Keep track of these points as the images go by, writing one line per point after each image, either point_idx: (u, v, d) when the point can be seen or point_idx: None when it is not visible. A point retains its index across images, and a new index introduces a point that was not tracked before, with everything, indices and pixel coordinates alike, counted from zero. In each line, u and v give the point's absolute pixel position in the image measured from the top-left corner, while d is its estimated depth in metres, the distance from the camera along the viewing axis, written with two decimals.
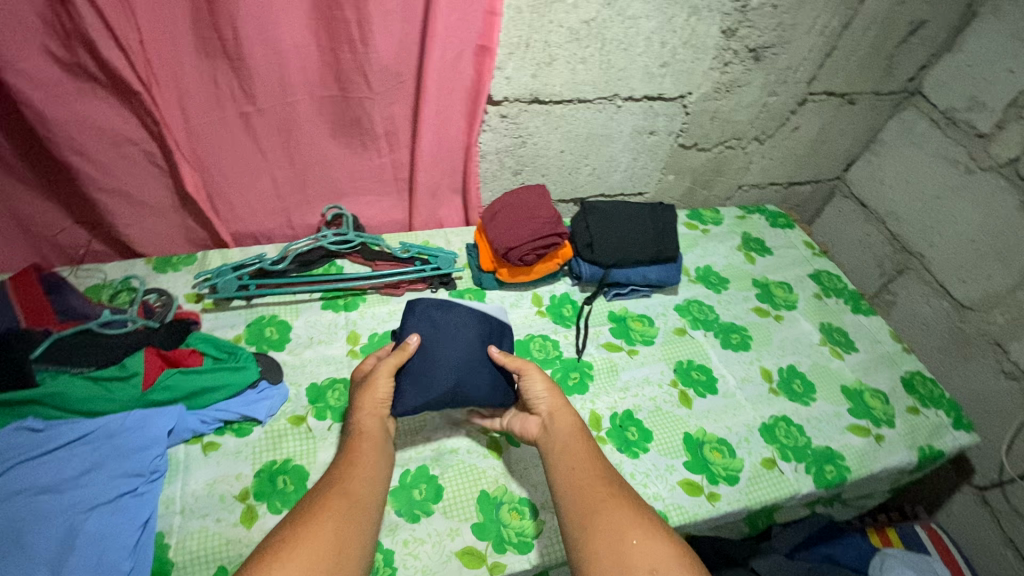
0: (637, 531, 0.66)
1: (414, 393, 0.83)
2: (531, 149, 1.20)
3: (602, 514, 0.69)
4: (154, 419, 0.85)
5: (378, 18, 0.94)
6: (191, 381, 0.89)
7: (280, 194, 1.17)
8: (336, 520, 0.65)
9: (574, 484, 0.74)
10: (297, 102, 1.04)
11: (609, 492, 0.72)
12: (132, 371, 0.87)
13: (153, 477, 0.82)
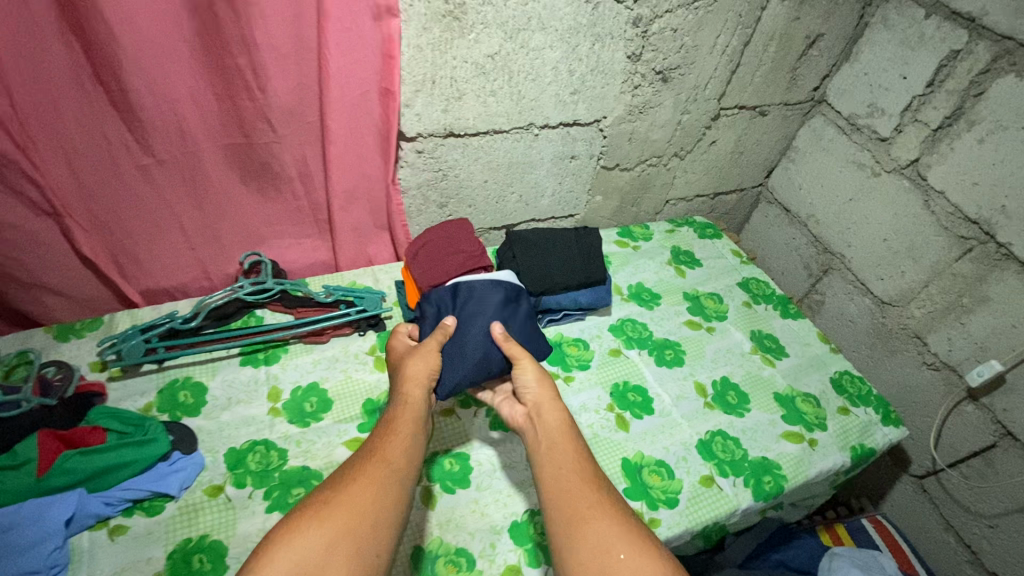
0: (626, 547, 0.66)
1: (451, 370, 0.89)
2: (454, 181, 1.19)
3: (592, 519, 0.69)
4: (52, 508, 0.77)
5: (273, 63, 0.91)
6: (95, 464, 0.82)
7: (192, 246, 1.12)
8: (367, 495, 0.69)
9: (570, 473, 0.75)
10: (199, 150, 0.99)
11: (601, 501, 0.72)
12: (24, 458, 0.79)
13: (52, 573, 0.74)
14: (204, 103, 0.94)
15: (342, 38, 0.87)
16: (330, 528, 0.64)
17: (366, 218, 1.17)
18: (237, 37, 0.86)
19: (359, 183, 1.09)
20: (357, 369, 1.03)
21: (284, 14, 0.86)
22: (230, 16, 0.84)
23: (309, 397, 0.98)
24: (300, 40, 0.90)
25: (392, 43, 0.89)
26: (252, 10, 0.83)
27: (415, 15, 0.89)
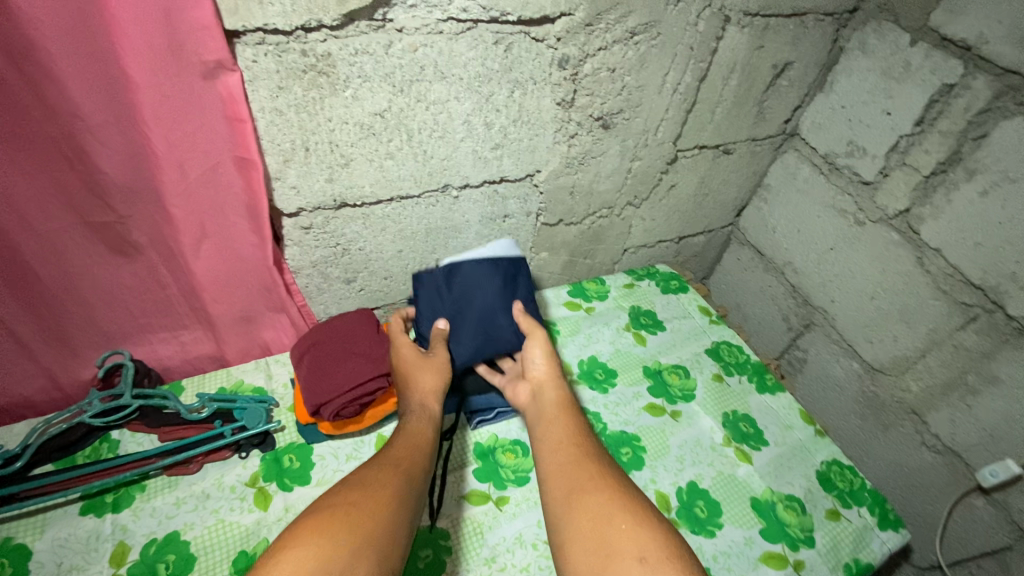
0: (626, 517, 0.64)
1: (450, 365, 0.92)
2: (360, 255, 0.98)
3: (591, 492, 0.68)
4: None
5: (85, 135, 0.66)
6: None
7: (31, 353, 0.86)
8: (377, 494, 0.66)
9: (567, 455, 0.75)
10: (15, 245, 0.73)
11: (601, 476, 0.70)
12: None
13: None
14: (9, 186, 0.68)
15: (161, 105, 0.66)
16: (359, 521, 0.61)
17: (255, 304, 0.95)
18: (30, 102, 0.62)
19: (236, 268, 0.87)
20: (232, 508, 0.83)
21: (90, 76, 0.62)
22: (13, 78, 0.59)
23: (165, 556, 0.77)
24: (123, 104, 0.65)
25: (238, 104, 0.69)
26: (40, 70, 0.59)
27: (264, 72, 0.69)
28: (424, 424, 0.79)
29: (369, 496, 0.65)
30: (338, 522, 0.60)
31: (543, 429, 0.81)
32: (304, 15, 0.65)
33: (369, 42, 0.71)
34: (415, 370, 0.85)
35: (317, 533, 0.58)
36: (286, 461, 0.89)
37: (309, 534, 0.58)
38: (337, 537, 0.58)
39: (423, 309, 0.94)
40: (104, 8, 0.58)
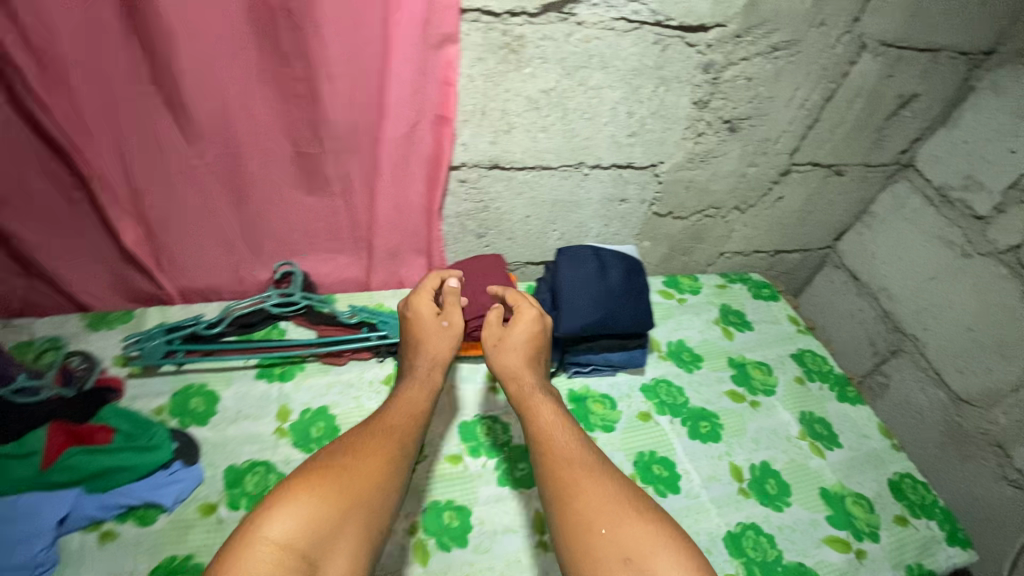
0: (606, 520, 0.67)
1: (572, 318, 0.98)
2: (494, 214, 1.14)
3: (584, 485, 0.71)
4: (49, 505, 0.79)
5: (326, 80, 0.85)
6: (93, 462, 0.82)
7: (232, 250, 1.09)
8: (375, 462, 0.73)
9: (561, 448, 0.77)
10: (245, 160, 0.95)
11: (593, 476, 0.73)
12: (29, 449, 0.81)
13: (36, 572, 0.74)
14: (255, 113, 0.90)
15: (397, 64, 0.84)
16: (349, 486, 0.69)
17: (402, 241, 1.13)
18: (294, 49, 0.82)
19: (401, 208, 1.06)
20: (370, 398, 1.00)
21: (344, 33, 0.81)
22: (289, 27, 0.80)
23: (317, 422, 0.95)
24: (361, 60, 0.84)
25: (451, 71, 0.87)
26: (311, 26, 0.79)
27: (471, 44, 0.86)
28: (419, 394, 0.86)
29: (356, 463, 0.72)
30: (321, 485, 0.68)
31: (536, 418, 0.82)
32: (515, 2, 0.82)
33: (554, 30, 0.87)
34: (427, 337, 0.92)
35: (305, 493, 0.66)
36: None
37: (297, 495, 0.66)
38: (320, 501, 0.66)
39: (564, 272, 1.02)
40: None
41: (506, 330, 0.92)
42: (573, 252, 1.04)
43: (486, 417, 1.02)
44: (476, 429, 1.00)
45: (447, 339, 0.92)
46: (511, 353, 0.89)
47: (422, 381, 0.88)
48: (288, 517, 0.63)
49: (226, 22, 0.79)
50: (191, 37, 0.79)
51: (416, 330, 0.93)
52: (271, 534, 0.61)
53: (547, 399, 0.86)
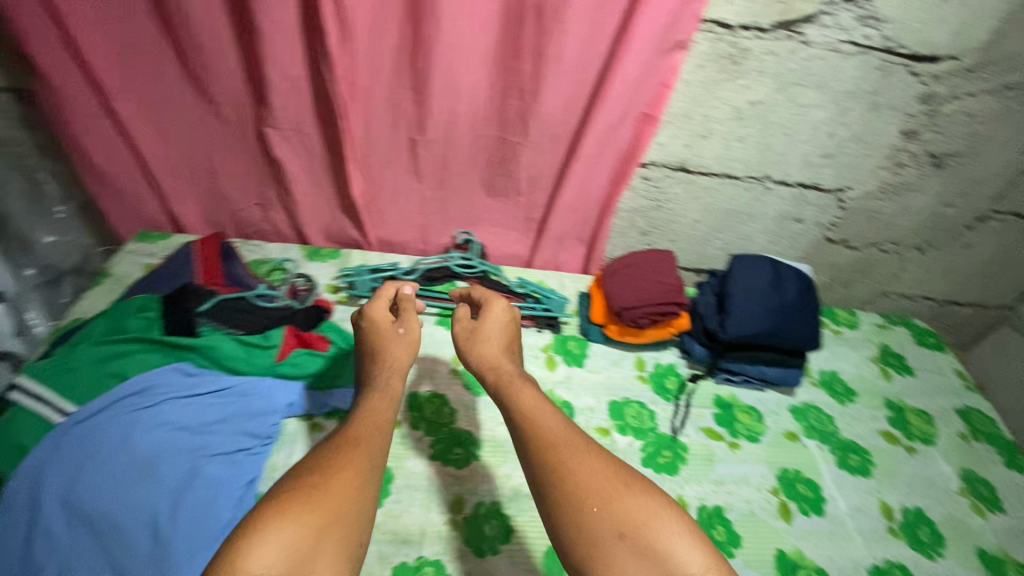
0: (598, 499, 0.63)
1: (739, 322, 1.02)
2: (665, 214, 1.20)
3: (572, 458, 0.66)
4: (280, 391, 0.97)
5: (550, 75, 0.99)
6: (316, 364, 1.01)
7: (424, 210, 1.29)
8: (347, 483, 0.63)
9: (545, 426, 0.71)
10: (458, 135, 1.14)
11: (578, 451, 0.68)
12: (272, 342, 1.00)
13: (266, 441, 0.93)
14: (477, 98, 1.07)
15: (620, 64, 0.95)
16: (322, 506, 0.60)
17: (572, 226, 1.24)
18: (529, 48, 0.97)
19: (584, 196, 1.16)
20: (530, 361, 1.10)
21: (577, 37, 0.93)
22: (532, 28, 0.94)
23: None
24: (584, 62, 0.97)
25: (671, 74, 0.94)
26: (556, 27, 0.92)
27: (697, 52, 0.92)
28: (386, 404, 0.77)
29: (332, 483, 0.63)
30: (305, 509, 0.59)
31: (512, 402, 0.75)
32: (751, 17, 0.88)
33: (780, 46, 0.91)
34: (388, 342, 0.85)
35: (279, 528, 0.56)
36: (569, 345, 1.14)
37: (277, 518, 0.57)
38: (309, 528, 0.58)
39: (738, 276, 1.05)
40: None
41: (478, 322, 0.90)
42: (748, 260, 1.08)
43: (635, 402, 1.07)
44: (625, 410, 1.05)
45: (409, 342, 0.86)
46: (486, 343, 0.86)
47: (384, 390, 0.79)
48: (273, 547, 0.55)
49: (480, 21, 0.94)
50: (453, 27, 0.95)
51: (376, 338, 0.86)
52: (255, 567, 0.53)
53: (526, 381, 0.80)
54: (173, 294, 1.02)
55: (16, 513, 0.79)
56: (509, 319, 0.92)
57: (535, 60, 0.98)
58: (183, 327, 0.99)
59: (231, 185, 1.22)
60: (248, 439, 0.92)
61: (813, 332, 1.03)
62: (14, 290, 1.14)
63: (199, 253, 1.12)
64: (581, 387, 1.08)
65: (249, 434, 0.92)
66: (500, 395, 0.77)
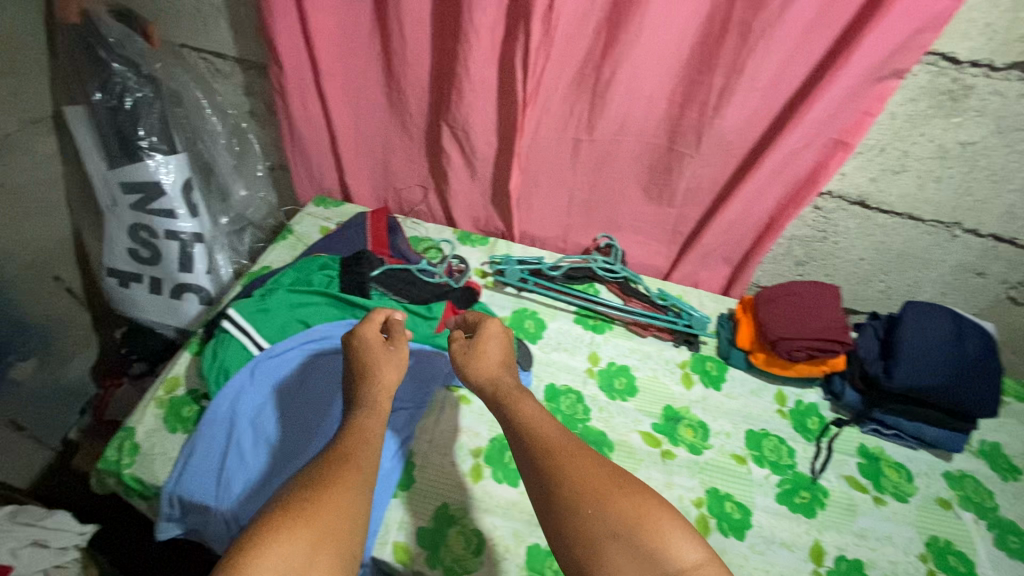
0: (592, 497, 0.58)
1: (909, 372, 0.95)
2: (828, 247, 1.15)
3: (563, 457, 0.62)
4: (437, 360, 1.04)
5: (741, 91, 0.98)
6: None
7: (572, 211, 1.32)
8: (340, 499, 0.59)
9: (536, 430, 0.67)
10: (623, 141, 1.16)
11: (570, 454, 0.63)
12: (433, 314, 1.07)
13: (419, 405, 1.00)
14: (653, 107, 1.08)
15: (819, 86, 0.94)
16: (317, 520, 0.55)
17: (722, 244, 1.23)
18: (726, 62, 0.96)
19: (746, 217, 1.15)
20: (666, 374, 1.10)
21: (779, 55, 0.92)
22: (732, 42, 0.93)
23: (620, 376, 1.08)
24: (780, 80, 0.96)
25: (877, 101, 0.90)
26: (762, 44, 0.91)
27: (912, 84, 0.89)
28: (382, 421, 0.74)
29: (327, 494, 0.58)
30: (302, 520, 0.54)
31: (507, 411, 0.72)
32: (986, 54, 0.83)
33: (1013, 87, 0.84)
34: (379, 359, 0.85)
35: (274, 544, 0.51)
36: (708, 366, 1.13)
37: (272, 537, 0.52)
38: (304, 544, 0.52)
39: (909, 323, 1.00)
40: (837, 18, 0.86)
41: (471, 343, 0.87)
42: (923, 309, 1.02)
43: (773, 435, 1.04)
44: (763, 441, 1.03)
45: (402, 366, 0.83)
46: (477, 359, 0.83)
47: (379, 407, 0.76)
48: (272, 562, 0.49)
49: (679, 31, 0.95)
50: (653, 33, 0.96)
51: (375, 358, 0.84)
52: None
53: (517, 393, 0.76)
54: (351, 258, 1.13)
55: (213, 433, 0.90)
56: (501, 339, 0.89)
57: (728, 74, 0.97)
58: (357, 288, 1.09)
59: (401, 163, 1.31)
60: (397, 401, 0.99)
61: (996, 398, 0.94)
62: (210, 234, 1.32)
63: (372, 223, 1.24)
64: (717, 410, 1.06)
65: (400, 398, 0.99)
66: (503, 402, 0.74)
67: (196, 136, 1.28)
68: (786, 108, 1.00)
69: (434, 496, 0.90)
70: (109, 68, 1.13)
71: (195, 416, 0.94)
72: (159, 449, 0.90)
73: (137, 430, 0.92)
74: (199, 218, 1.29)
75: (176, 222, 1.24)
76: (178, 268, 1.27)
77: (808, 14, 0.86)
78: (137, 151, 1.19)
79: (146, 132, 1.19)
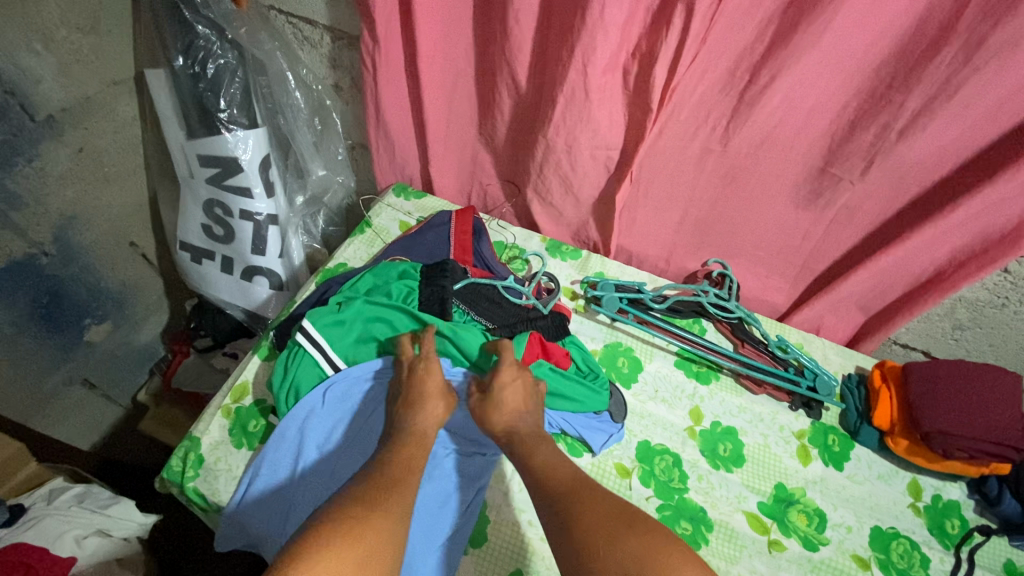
0: (605, 536, 0.58)
1: None
2: (1004, 316, 0.94)
3: (582, 500, 0.63)
4: None
5: (944, 119, 0.77)
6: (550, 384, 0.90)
7: (682, 229, 1.14)
8: (387, 520, 0.59)
9: (556, 472, 0.69)
10: (763, 161, 0.95)
11: (591, 498, 0.64)
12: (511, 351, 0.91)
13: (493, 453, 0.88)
14: (813, 124, 0.87)
15: None
16: (359, 543, 0.54)
17: (863, 292, 1.03)
18: (937, 84, 0.73)
19: (904, 267, 0.95)
20: (778, 444, 0.96)
21: (1015, 82, 0.70)
22: (952, 59, 0.70)
23: (725, 441, 0.95)
24: (1004, 112, 0.74)
25: None
26: (996, 67, 0.69)
27: None
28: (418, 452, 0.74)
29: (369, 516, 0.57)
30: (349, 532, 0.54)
31: (537, 461, 0.71)
32: None
33: None
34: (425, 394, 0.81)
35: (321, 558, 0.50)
36: (829, 439, 0.97)
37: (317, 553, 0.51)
38: (349, 566, 0.51)
39: None
40: None
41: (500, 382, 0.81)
42: None
43: (905, 537, 0.88)
44: (890, 543, 0.87)
45: (429, 398, 0.80)
46: (510, 405, 0.78)
47: (415, 438, 0.75)
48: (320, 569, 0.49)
49: (878, 38, 0.73)
50: (838, 40, 0.75)
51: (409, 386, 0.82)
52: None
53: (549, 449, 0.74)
54: (432, 266, 1.02)
55: (280, 456, 0.82)
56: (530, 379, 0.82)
57: (932, 98, 0.75)
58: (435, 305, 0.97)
59: (492, 156, 1.17)
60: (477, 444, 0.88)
61: None
62: (285, 215, 1.24)
63: (456, 225, 1.11)
64: (837, 496, 0.91)
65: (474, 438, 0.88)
66: (521, 455, 0.73)
67: (277, 109, 1.17)
68: (999, 146, 0.78)
69: (507, 557, 0.81)
70: (193, 31, 1.02)
71: (261, 431, 0.89)
72: (224, 465, 0.85)
73: (203, 441, 0.87)
74: (274, 199, 1.20)
75: (252, 202, 1.16)
76: (251, 250, 1.21)
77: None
78: (215, 125, 1.09)
79: (226, 104, 1.09)
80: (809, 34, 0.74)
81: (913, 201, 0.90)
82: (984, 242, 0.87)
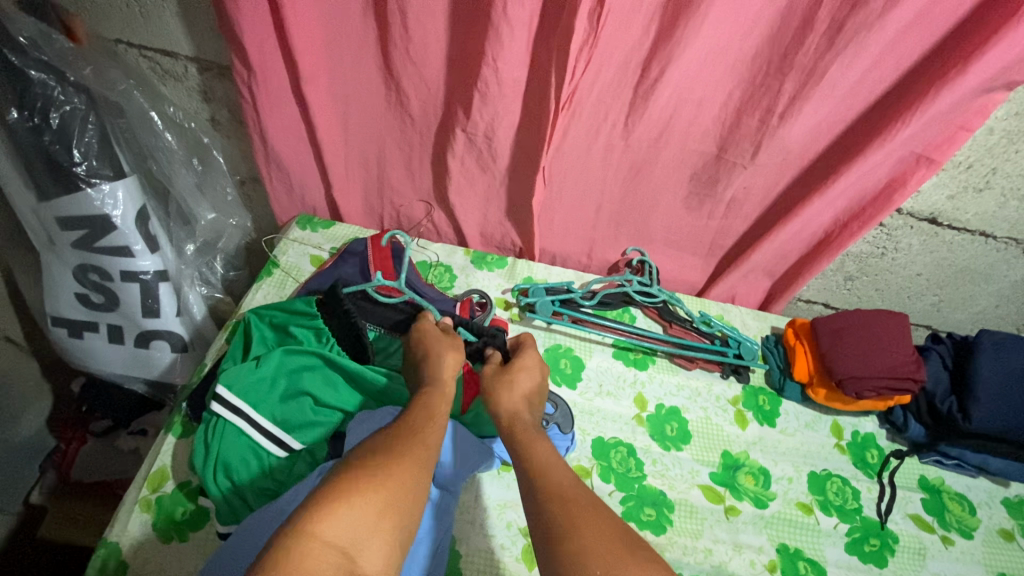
0: (601, 560, 0.52)
1: (982, 411, 0.90)
2: (884, 263, 1.07)
3: (579, 515, 0.57)
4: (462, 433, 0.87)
5: (816, 98, 0.84)
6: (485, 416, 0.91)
7: (598, 225, 1.17)
8: (408, 475, 0.57)
9: (551, 473, 0.64)
10: (663, 152, 0.99)
11: (593, 508, 0.59)
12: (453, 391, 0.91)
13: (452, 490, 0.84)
14: (703, 112, 0.91)
15: (909, 93, 0.81)
16: (382, 489, 0.54)
17: (769, 260, 1.11)
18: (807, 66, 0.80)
19: (801, 232, 1.04)
20: (718, 415, 1.01)
21: (868, 61, 0.78)
22: (817, 43, 0.77)
23: (671, 421, 0.99)
24: (862, 86, 0.82)
25: (977, 117, 0.80)
26: (851, 50, 0.76)
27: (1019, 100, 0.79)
28: (439, 397, 0.73)
29: (393, 460, 0.58)
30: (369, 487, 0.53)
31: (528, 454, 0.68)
32: None
33: None
34: (442, 350, 0.82)
35: (347, 500, 0.51)
36: (760, 400, 1.05)
37: (339, 501, 0.50)
38: (370, 509, 0.51)
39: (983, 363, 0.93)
40: (947, 20, 0.73)
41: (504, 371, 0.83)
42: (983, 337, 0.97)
43: (837, 476, 0.97)
44: (826, 484, 0.95)
45: (459, 349, 0.84)
46: (507, 391, 0.79)
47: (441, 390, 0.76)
48: (342, 523, 0.49)
49: (751, 28, 0.79)
50: (716, 31, 0.79)
51: (429, 343, 0.84)
52: (327, 534, 0.48)
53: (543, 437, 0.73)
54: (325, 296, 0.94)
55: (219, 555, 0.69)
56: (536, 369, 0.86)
57: (803, 79, 0.82)
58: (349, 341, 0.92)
59: (401, 176, 1.13)
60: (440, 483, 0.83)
61: None
62: (175, 268, 1.11)
63: (373, 253, 1.06)
64: (776, 452, 0.98)
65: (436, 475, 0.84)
66: (517, 437, 0.72)
67: (145, 154, 1.06)
68: (862, 116, 0.87)
69: None
70: (26, 78, 0.87)
71: (192, 518, 0.80)
72: (153, 565, 0.75)
73: (121, 544, 0.76)
74: (161, 252, 1.06)
75: (134, 261, 1.01)
76: (142, 314, 1.06)
77: (916, 16, 0.73)
78: (73, 182, 0.93)
79: (82, 156, 0.93)
80: (690, 29, 0.77)
81: (798, 174, 0.98)
82: (860, 201, 0.97)
